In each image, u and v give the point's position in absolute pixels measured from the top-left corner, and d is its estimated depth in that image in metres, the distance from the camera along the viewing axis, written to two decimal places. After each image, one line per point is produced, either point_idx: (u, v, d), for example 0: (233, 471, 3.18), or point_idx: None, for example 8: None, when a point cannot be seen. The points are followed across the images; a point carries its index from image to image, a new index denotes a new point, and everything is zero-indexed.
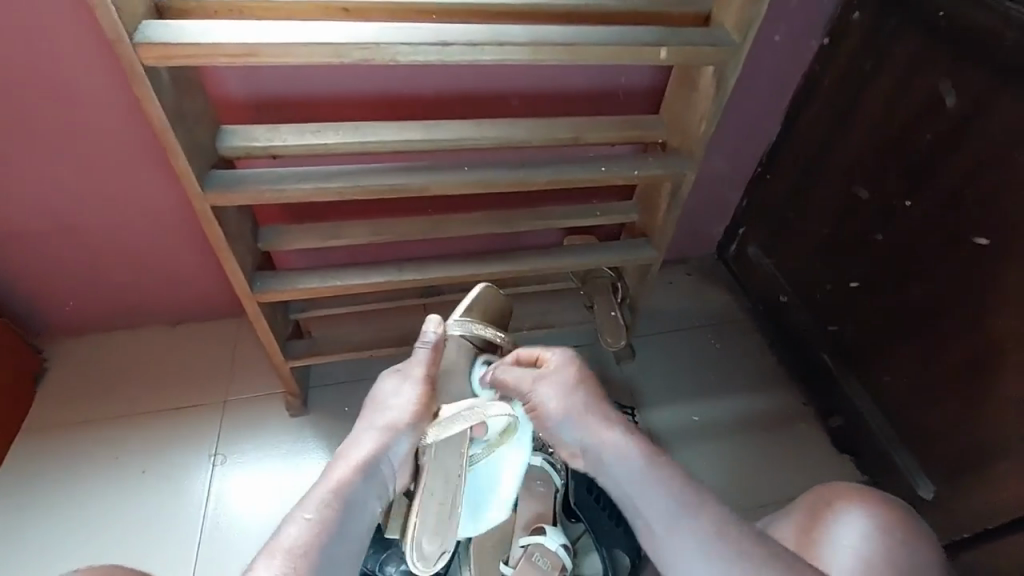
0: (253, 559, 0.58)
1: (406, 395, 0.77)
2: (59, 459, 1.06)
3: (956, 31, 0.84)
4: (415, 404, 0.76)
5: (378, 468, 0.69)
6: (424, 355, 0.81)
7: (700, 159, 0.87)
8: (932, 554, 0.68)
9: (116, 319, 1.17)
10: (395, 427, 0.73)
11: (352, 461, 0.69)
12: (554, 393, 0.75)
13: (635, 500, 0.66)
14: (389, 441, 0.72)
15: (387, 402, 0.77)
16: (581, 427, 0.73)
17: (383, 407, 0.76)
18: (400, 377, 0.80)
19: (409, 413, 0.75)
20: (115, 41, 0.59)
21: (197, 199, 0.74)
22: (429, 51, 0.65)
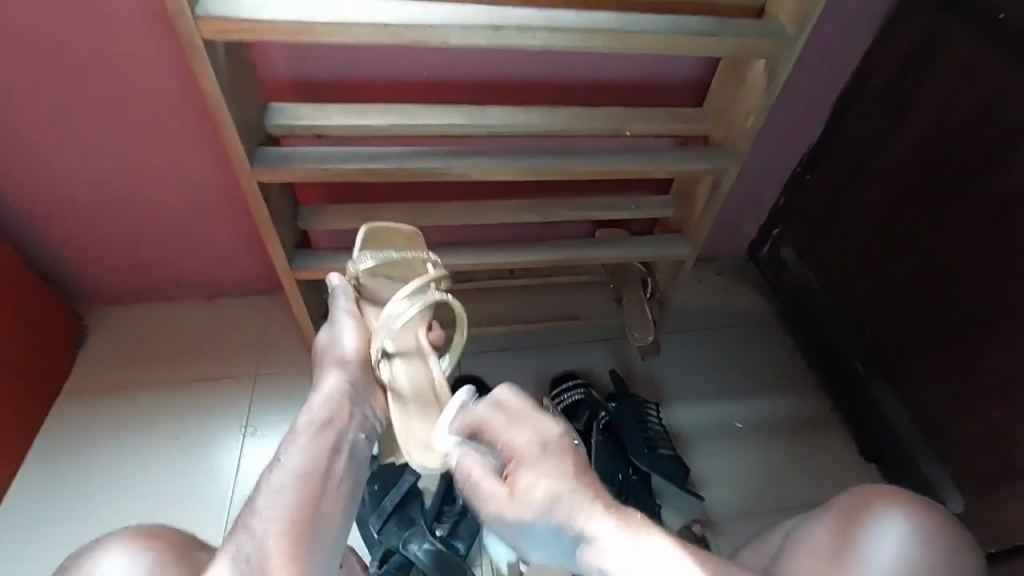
0: (251, 497, 0.66)
1: (342, 332, 0.79)
2: (98, 420, 1.11)
3: (1018, 31, 0.81)
4: (353, 341, 0.78)
5: (349, 401, 0.75)
6: (344, 300, 0.81)
7: (744, 154, 0.86)
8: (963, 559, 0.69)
9: (155, 290, 1.20)
10: (346, 362, 0.78)
11: (323, 402, 0.74)
12: (530, 477, 0.63)
13: None
14: (345, 378, 0.76)
15: (332, 343, 0.79)
16: (564, 515, 0.61)
17: (328, 352, 0.79)
18: (331, 325, 0.80)
19: (350, 348, 0.78)
20: (177, 15, 0.61)
21: (244, 174, 0.76)
22: (481, 35, 0.65)
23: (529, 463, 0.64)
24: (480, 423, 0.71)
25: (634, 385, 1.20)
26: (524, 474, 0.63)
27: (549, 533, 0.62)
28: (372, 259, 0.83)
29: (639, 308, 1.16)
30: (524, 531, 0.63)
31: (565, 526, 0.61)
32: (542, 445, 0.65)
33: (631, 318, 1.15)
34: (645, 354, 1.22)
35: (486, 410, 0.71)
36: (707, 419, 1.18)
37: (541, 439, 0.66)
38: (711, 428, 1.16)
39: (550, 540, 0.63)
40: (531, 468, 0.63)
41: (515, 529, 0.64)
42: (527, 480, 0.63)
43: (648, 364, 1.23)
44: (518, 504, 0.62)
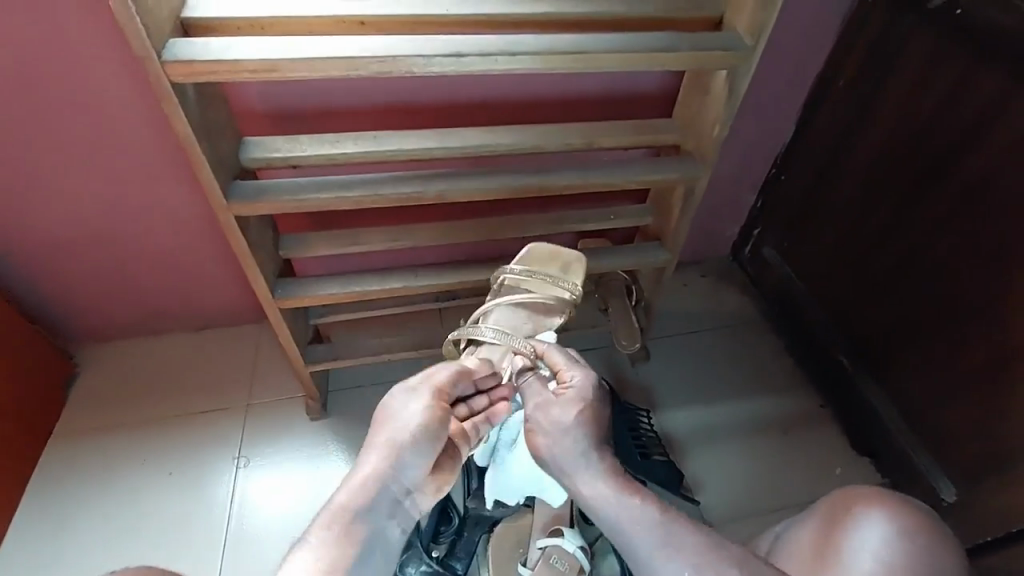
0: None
1: (417, 419, 0.72)
2: (90, 460, 1.10)
3: (975, 28, 0.83)
4: (424, 428, 0.71)
5: (393, 479, 0.68)
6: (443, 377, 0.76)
7: (714, 162, 0.87)
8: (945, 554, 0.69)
9: (144, 326, 1.20)
10: (404, 447, 0.70)
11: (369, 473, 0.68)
12: (561, 415, 0.71)
13: (625, 528, 0.64)
14: (397, 465, 0.69)
15: (400, 417, 0.72)
16: (573, 450, 0.70)
17: (391, 429, 0.71)
18: (403, 399, 0.74)
19: (416, 428, 0.71)
20: (145, 60, 0.62)
21: (221, 209, 0.77)
22: (445, 63, 0.66)
23: (580, 394, 0.73)
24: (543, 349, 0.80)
25: (625, 393, 1.20)
26: (558, 407, 0.72)
27: (575, 449, 0.70)
28: (525, 273, 0.89)
29: (625, 316, 1.15)
30: (555, 444, 0.71)
31: (585, 450, 0.70)
32: (593, 387, 0.74)
33: (619, 326, 1.14)
34: (634, 360, 1.23)
35: (549, 348, 0.80)
36: (699, 422, 1.18)
37: (591, 380, 0.75)
38: (704, 432, 1.17)
39: (573, 456, 0.70)
40: (582, 396, 0.73)
41: (547, 438, 0.71)
42: (573, 405, 0.72)
43: (637, 370, 1.24)
44: (556, 417, 0.71)
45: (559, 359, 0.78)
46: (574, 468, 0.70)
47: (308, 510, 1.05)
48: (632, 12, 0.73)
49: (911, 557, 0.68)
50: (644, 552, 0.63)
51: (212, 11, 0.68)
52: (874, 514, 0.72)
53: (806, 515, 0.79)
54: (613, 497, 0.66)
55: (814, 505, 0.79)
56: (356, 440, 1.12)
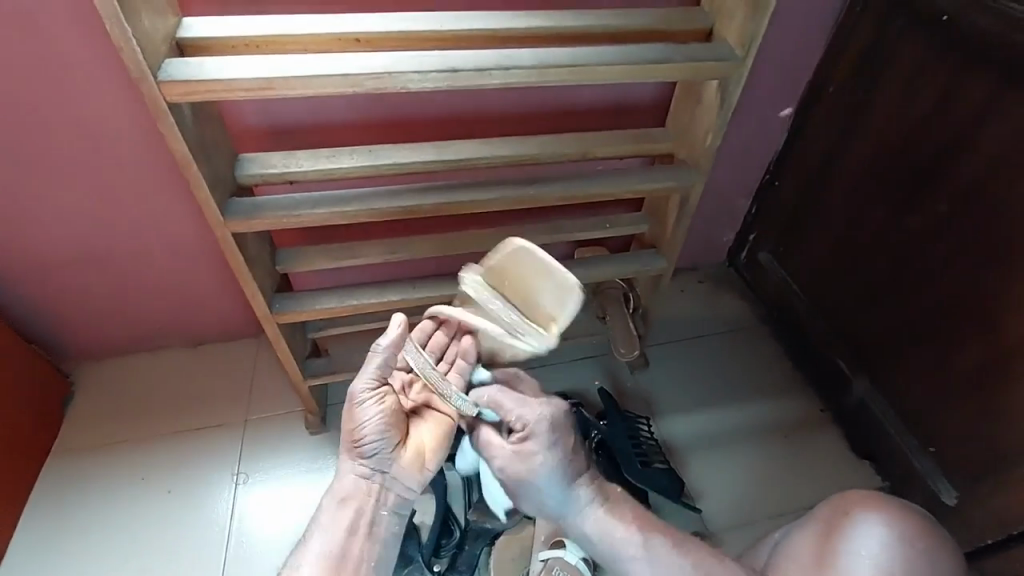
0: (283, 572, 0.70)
1: (371, 412, 0.70)
2: (87, 478, 1.09)
3: (962, 34, 0.84)
4: (372, 417, 0.70)
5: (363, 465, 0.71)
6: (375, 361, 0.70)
7: (708, 170, 0.88)
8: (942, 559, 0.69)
9: (141, 342, 1.20)
10: (361, 441, 0.70)
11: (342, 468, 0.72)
12: (528, 470, 0.77)
13: (606, 546, 0.81)
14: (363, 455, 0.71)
15: (349, 414, 0.70)
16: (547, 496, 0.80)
17: (344, 428, 0.71)
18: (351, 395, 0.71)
19: (365, 418, 0.69)
20: (140, 81, 0.62)
21: (217, 226, 0.77)
22: (439, 78, 0.67)
23: (537, 442, 0.77)
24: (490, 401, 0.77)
25: (625, 401, 1.20)
26: (524, 463, 0.77)
27: (552, 489, 0.79)
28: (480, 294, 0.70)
29: (625, 326, 1.15)
30: (533, 493, 0.80)
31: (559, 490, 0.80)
32: (544, 424, 0.77)
33: (618, 335, 1.15)
34: (633, 367, 1.23)
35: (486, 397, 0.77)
36: (699, 429, 1.18)
37: (540, 422, 0.76)
38: (704, 438, 1.17)
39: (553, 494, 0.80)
40: (540, 444, 0.77)
41: (525, 491, 0.80)
42: (535, 455, 0.77)
43: (637, 378, 1.24)
44: (522, 472, 0.77)
45: (511, 405, 0.77)
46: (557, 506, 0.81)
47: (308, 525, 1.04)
48: (624, 25, 0.74)
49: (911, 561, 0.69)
50: (622, 562, 0.80)
51: (207, 31, 0.68)
52: (872, 518, 0.73)
53: (805, 520, 0.80)
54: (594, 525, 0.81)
55: (813, 511, 0.79)
56: None
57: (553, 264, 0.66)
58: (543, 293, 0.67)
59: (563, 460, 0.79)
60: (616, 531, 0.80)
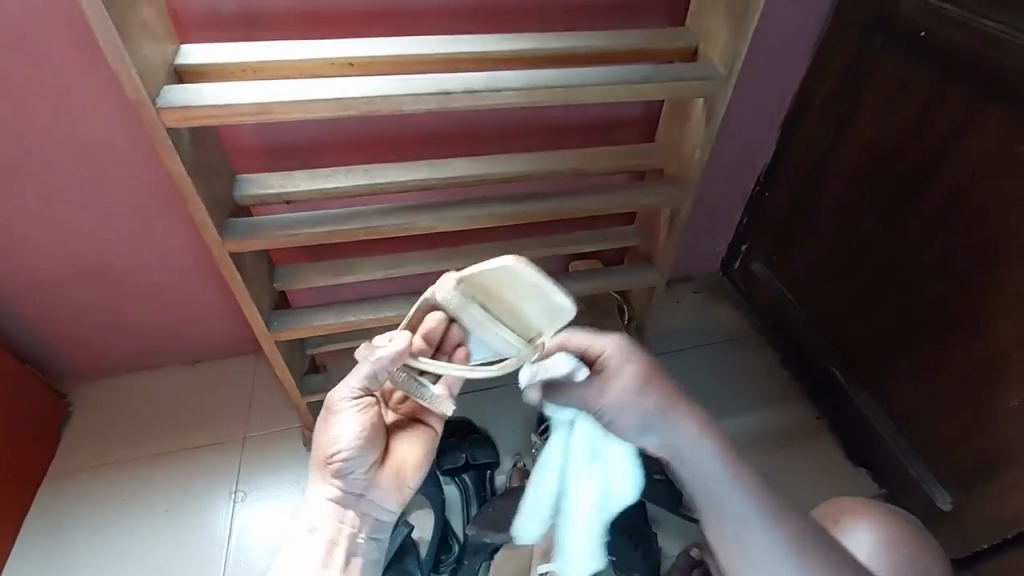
0: None
1: (351, 429, 0.68)
2: (85, 498, 1.09)
3: (939, 49, 0.86)
4: (356, 436, 0.68)
5: (342, 485, 0.70)
6: (361, 376, 0.68)
7: (696, 185, 0.90)
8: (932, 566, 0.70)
9: (140, 361, 1.21)
10: (340, 461, 0.68)
11: (320, 487, 0.70)
12: (621, 408, 0.61)
13: (718, 502, 0.60)
14: (342, 475, 0.69)
15: (327, 426, 0.69)
16: (655, 431, 0.61)
17: (321, 444, 0.70)
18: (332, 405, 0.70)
19: (346, 438, 0.68)
20: (140, 107, 0.64)
21: (216, 246, 0.78)
22: (431, 100, 0.69)
23: (615, 386, 0.61)
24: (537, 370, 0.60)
25: None
26: (609, 399, 0.61)
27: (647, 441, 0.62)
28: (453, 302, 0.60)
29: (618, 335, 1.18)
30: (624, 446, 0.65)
31: (665, 420, 0.60)
32: (622, 360, 0.62)
33: None
34: None
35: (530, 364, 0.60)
36: None
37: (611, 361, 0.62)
38: None
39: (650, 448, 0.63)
40: (620, 392, 0.61)
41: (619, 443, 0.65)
42: (616, 405, 0.61)
43: None
44: (607, 400, 0.61)
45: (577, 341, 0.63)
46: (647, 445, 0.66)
47: None
48: (610, 46, 0.76)
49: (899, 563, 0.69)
50: (740, 519, 0.59)
51: (206, 58, 0.70)
52: (860, 524, 0.73)
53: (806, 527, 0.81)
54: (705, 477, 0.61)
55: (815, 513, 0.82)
56: None
57: (540, 285, 0.56)
58: (525, 307, 0.59)
59: (655, 406, 0.60)
60: (724, 481, 0.60)
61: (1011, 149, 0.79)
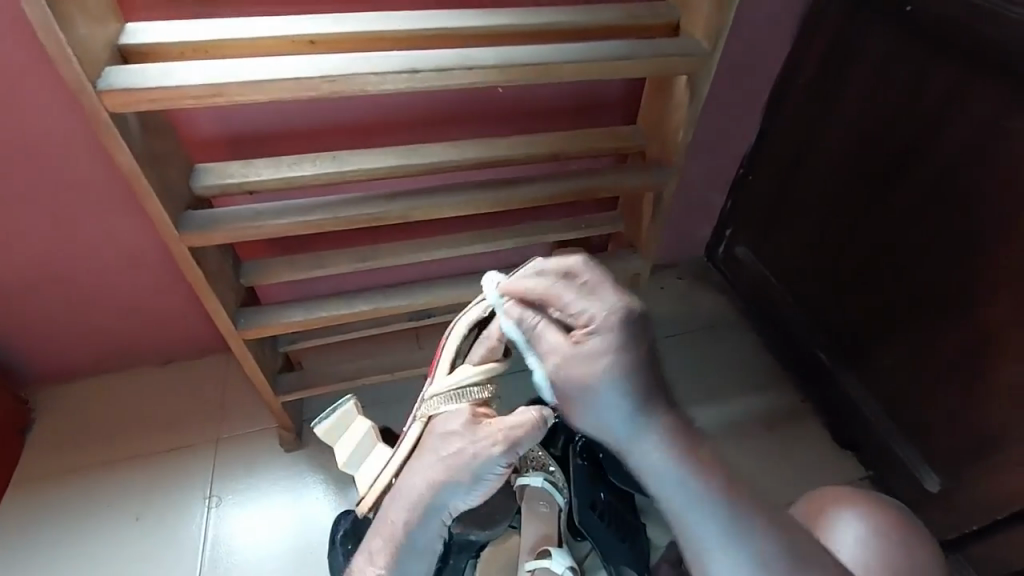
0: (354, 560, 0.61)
1: (489, 474, 0.55)
2: (49, 509, 1.04)
3: (924, 24, 0.83)
4: (491, 478, 0.55)
5: (458, 506, 0.57)
6: (513, 440, 0.53)
7: (680, 167, 0.87)
8: (924, 555, 0.69)
9: (104, 364, 1.15)
10: (466, 491, 0.56)
11: (434, 499, 0.56)
12: (553, 354, 0.49)
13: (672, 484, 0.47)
14: (464, 500, 0.57)
15: (465, 455, 0.55)
16: (580, 393, 0.47)
17: (453, 466, 0.55)
18: (474, 428, 0.55)
19: (481, 475, 0.55)
20: (79, 91, 0.58)
21: (174, 241, 0.73)
22: (398, 79, 0.64)
23: (613, 336, 0.46)
24: (540, 291, 0.52)
25: None
26: (538, 327, 0.52)
27: (626, 412, 0.47)
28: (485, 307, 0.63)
29: None
30: (584, 414, 0.49)
31: (587, 384, 0.47)
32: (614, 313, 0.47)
33: None
34: None
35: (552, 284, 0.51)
36: None
37: (615, 315, 0.46)
38: None
39: (622, 424, 0.47)
40: (612, 345, 0.46)
41: (576, 408, 0.49)
42: (598, 354, 0.46)
43: None
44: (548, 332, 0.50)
45: (569, 297, 0.50)
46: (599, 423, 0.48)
47: (284, 546, 1.00)
48: (588, 22, 0.72)
49: (898, 559, 0.68)
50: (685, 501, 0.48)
51: (152, 36, 0.65)
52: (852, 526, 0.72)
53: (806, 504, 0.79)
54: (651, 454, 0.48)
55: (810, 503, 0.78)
56: (334, 468, 1.08)
57: None
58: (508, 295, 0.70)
59: (644, 375, 0.46)
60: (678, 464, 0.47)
61: (997, 126, 0.76)
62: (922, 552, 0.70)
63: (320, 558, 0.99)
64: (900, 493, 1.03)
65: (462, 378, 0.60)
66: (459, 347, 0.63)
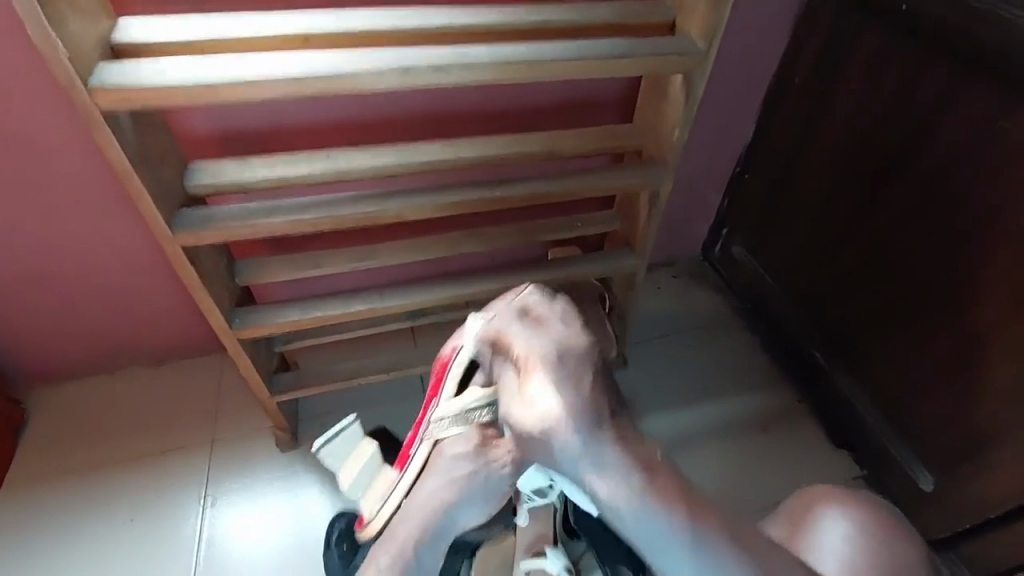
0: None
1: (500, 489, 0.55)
2: (41, 510, 1.04)
3: (919, 24, 0.83)
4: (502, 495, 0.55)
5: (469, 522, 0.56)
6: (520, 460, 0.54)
7: (675, 166, 0.87)
8: (918, 554, 0.69)
9: (98, 364, 1.14)
10: (480, 506, 0.55)
11: (447, 515, 0.54)
12: (507, 391, 0.53)
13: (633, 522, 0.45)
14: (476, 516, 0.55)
15: (477, 474, 0.54)
16: (530, 424, 0.49)
17: (467, 481, 0.54)
18: (484, 448, 0.55)
19: (490, 492, 0.54)
20: (70, 89, 0.58)
21: (167, 241, 0.73)
22: (393, 78, 0.64)
23: (556, 367, 0.50)
24: (495, 328, 0.57)
25: None
26: (499, 365, 0.55)
27: (573, 442, 0.47)
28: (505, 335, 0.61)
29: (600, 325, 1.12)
30: (540, 452, 0.49)
31: (535, 414, 0.49)
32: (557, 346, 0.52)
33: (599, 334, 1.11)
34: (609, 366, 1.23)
35: (506, 322, 0.57)
36: (677, 427, 1.18)
37: (554, 348, 0.51)
38: (682, 436, 1.17)
39: (571, 455, 0.47)
40: (553, 376, 0.49)
41: (533, 449, 0.50)
42: (541, 387, 0.49)
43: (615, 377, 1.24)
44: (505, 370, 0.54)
45: (520, 330, 0.55)
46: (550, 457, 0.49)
47: (279, 546, 1.00)
48: (583, 21, 0.72)
49: (893, 558, 0.68)
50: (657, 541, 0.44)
51: (144, 34, 0.64)
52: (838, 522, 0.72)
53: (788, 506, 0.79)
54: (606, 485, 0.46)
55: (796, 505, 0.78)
56: (329, 468, 1.08)
57: None
58: None
59: (587, 403, 0.48)
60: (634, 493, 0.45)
61: (991, 126, 0.76)
62: (917, 552, 0.70)
63: (316, 558, 0.99)
64: (896, 492, 1.03)
65: (468, 402, 0.59)
66: (463, 374, 0.62)
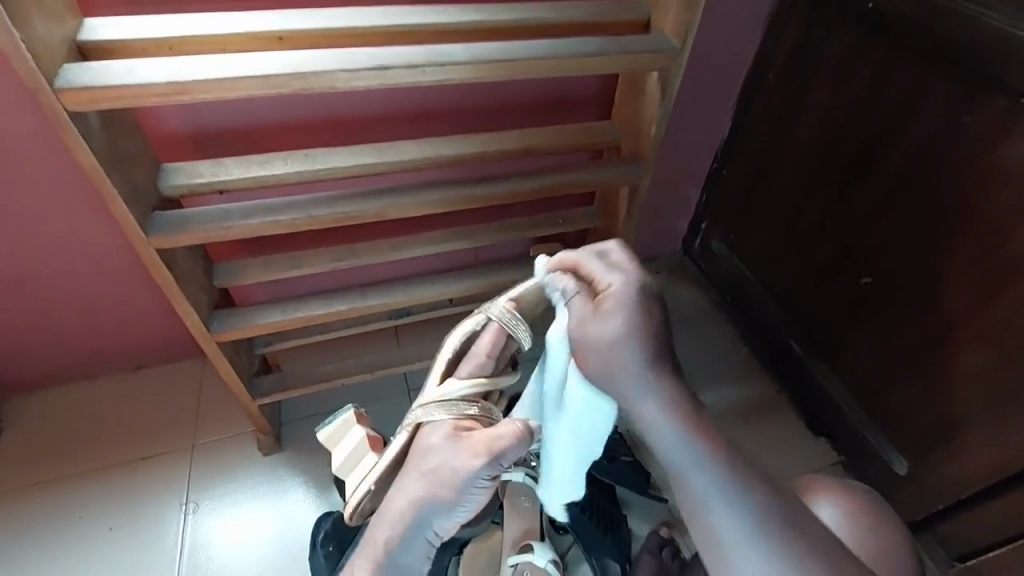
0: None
1: (476, 484, 0.52)
2: (19, 522, 1.01)
3: (887, 21, 0.85)
4: (478, 489, 0.52)
5: (445, 521, 0.53)
6: (502, 450, 0.51)
7: (654, 163, 0.88)
8: (891, 536, 0.72)
9: (74, 371, 1.12)
10: (455, 503, 0.52)
11: (419, 514, 0.52)
12: (583, 316, 0.53)
13: (685, 449, 0.53)
14: (452, 514, 0.53)
15: (445, 470, 0.51)
16: (615, 350, 0.52)
17: (437, 476, 0.51)
18: (455, 441, 0.52)
19: (465, 486, 0.51)
20: (35, 89, 0.57)
21: (141, 243, 0.71)
22: (368, 76, 0.64)
23: (640, 305, 0.52)
24: (573, 257, 0.57)
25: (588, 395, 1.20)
26: (578, 300, 0.55)
27: (644, 370, 0.52)
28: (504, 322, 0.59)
29: None
30: (603, 367, 0.53)
31: (619, 337, 0.51)
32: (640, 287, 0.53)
33: None
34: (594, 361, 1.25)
35: (585, 253, 0.56)
36: None
37: (637, 286, 0.53)
38: None
39: (640, 382, 0.52)
40: (634, 305, 0.52)
41: (594, 361, 0.53)
42: (622, 312, 0.51)
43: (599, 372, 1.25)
44: (580, 306, 0.54)
45: (599, 265, 0.55)
46: (616, 386, 0.53)
47: (265, 551, 0.99)
48: (559, 18, 0.73)
49: (868, 542, 0.71)
50: (695, 464, 0.53)
51: (113, 32, 0.63)
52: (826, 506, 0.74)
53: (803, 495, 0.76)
54: (665, 419, 0.53)
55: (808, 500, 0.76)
56: (314, 470, 1.07)
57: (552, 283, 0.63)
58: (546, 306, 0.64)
59: (661, 338, 0.52)
60: (691, 428, 0.53)
61: (958, 121, 0.78)
62: (890, 533, 0.73)
63: (302, 562, 0.98)
64: (872, 478, 1.06)
65: (459, 393, 0.56)
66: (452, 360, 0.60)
